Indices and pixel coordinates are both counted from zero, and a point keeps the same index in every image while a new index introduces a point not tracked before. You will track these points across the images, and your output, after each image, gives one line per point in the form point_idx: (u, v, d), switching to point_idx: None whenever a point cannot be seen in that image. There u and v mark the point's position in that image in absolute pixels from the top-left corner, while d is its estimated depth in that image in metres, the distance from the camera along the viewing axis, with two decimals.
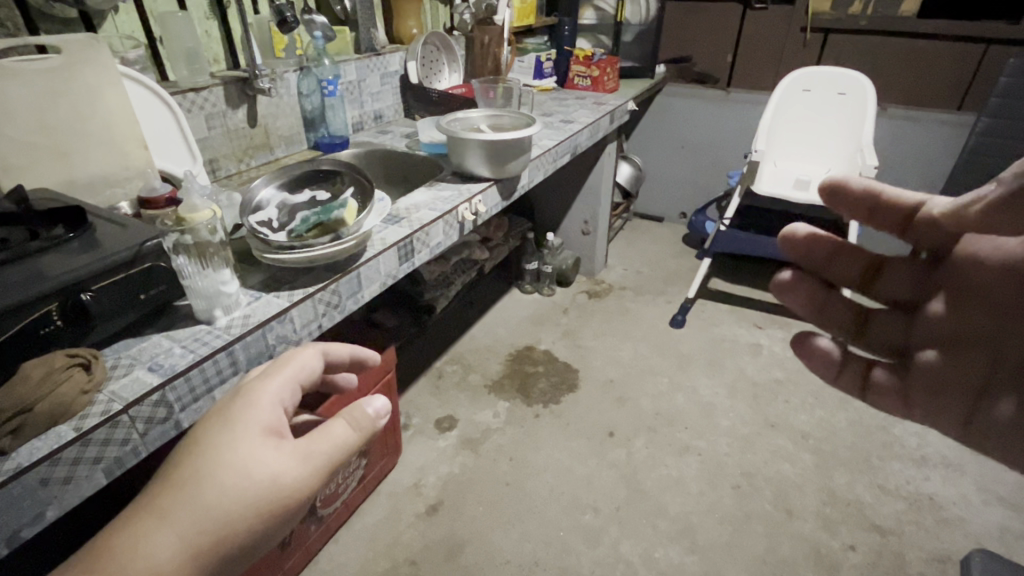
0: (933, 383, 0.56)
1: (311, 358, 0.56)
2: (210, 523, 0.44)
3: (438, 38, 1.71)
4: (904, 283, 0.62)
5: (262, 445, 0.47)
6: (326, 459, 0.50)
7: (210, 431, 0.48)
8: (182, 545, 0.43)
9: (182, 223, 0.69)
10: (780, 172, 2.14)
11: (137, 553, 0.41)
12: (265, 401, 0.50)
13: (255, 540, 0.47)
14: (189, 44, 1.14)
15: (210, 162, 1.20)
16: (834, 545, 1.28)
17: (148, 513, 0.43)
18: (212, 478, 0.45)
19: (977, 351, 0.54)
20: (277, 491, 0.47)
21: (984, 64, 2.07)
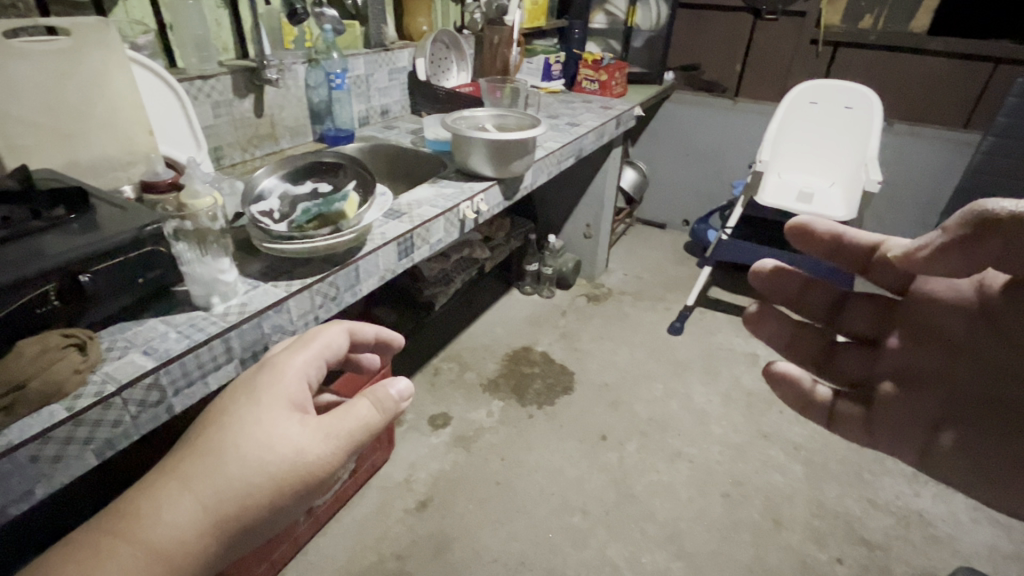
0: (893, 414, 0.51)
1: (339, 335, 0.59)
2: (234, 491, 0.46)
3: (448, 36, 1.72)
4: (869, 318, 0.58)
5: (287, 419, 0.50)
6: (350, 437, 0.52)
7: (237, 405, 0.50)
8: (206, 509, 0.45)
9: (184, 209, 0.71)
10: (784, 183, 2.14)
11: (165, 513, 0.44)
12: (292, 376, 0.53)
13: (278, 509, 0.49)
14: (199, 31, 1.15)
15: (215, 150, 1.20)
16: (821, 557, 1.28)
17: (177, 475, 0.46)
18: (235, 450, 0.47)
19: (933, 387, 0.50)
20: (300, 464, 0.49)
21: (992, 83, 2.07)
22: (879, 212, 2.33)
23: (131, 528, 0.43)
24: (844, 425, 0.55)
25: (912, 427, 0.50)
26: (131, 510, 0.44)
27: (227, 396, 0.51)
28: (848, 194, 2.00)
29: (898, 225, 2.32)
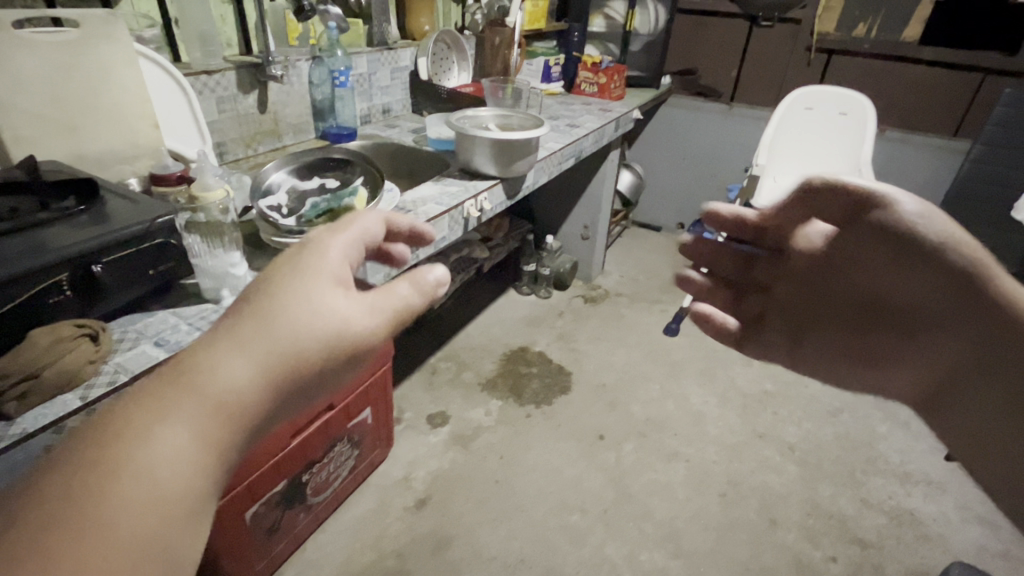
0: (783, 336, 0.65)
1: (377, 221, 0.49)
2: (290, 353, 0.37)
3: (450, 36, 1.73)
4: (761, 272, 0.70)
5: (337, 288, 0.40)
6: (393, 315, 0.44)
7: (282, 271, 0.40)
8: (261, 373, 0.35)
9: (195, 202, 0.72)
10: (779, 187, 2.17)
11: (214, 374, 0.34)
12: (338, 249, 0.43)
13: (323, 386, 0.40)
14: (205, 27, 1.15)
15: (218, 145, 1.20)
16: (815, 555, 1.30)
17: (221, 335, 0.35)
18: (285, 313, 0.37)
19: (829, 323, 0.62)
20: (351, 337, 0.40)
21: (981, 93, 2.11)
22: None
23: (176, 395, 0.32)
24: (764, 352, 0.66)
25: (801, 347, 0.63)
26: (169, 374, 0.33)
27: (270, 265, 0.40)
28: None
29: None
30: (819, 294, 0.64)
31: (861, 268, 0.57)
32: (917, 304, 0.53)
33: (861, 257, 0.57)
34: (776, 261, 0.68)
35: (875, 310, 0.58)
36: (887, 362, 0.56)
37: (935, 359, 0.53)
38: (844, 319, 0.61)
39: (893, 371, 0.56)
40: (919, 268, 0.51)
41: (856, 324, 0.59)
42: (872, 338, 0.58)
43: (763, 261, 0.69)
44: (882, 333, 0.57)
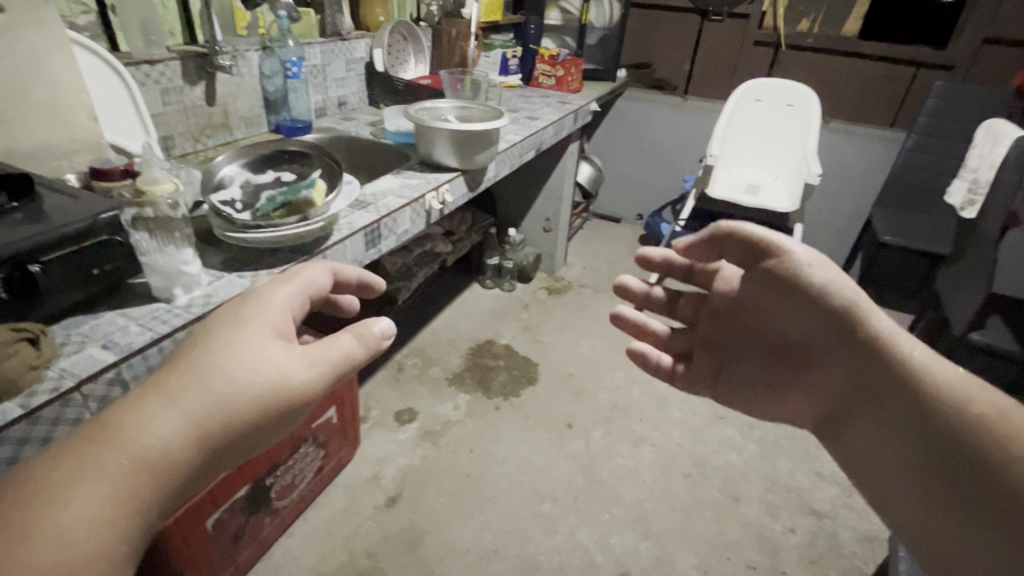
0: (708, 373, 0.77)
1: (322, 273, 0.61)
2: (219, 408, 0.43)
3: (405, 28, 1.70)
4: (691, 310, 0.82)
5: (271, 344, 0.48)
6: (334, 366, 0.52)
7: (222, 327, 0.48)
8: (188, 425, 0.41)
9: (141, 196, 0.67)
10: (732, 177, 2.24)
11: (143, 428, 0.39)
12: (276, 303, 0.52)
13: (245, 444, 0.46)
14: (147, 14, 1.10)
15: (164, 140, 1.15)
16: (776, 528, 1.36)
17: (153, 393, 0.42)
18: (220, 368, 0.45)
19: (740, 355, 0.73)
20: (284, 389, 0.47)
21: (915, 86, 2.23)
22: (818, 206, 2.48)
23: (102, 448, 0.38)
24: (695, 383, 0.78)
25: (723, 384, 0.75)
26: (101, 429, 0.39)
27: (209, 320, 0.49)
28: (792, 187, 2.12)
29: (834, 218, 2.47)
30: (733, 329, 0.75)
31: (767, 309, 0.69)
32: (810, 341, 0.64)
33: (767, 301, 0.69)
34: (699, 300, 0.81)
35: (778, 347, 0.69)
36: (789, 390, 0.66)
37: (825, 387, 0.62)
38: (753, 354, 0.72)
39: (796, 398, 0.66)
40: (808, 306, 0.63)
41: (765, 358, 0.70)
42: (777, 371, 0.68)
43: (691, 298, 0.82)
44: (787, 368, 0.67)
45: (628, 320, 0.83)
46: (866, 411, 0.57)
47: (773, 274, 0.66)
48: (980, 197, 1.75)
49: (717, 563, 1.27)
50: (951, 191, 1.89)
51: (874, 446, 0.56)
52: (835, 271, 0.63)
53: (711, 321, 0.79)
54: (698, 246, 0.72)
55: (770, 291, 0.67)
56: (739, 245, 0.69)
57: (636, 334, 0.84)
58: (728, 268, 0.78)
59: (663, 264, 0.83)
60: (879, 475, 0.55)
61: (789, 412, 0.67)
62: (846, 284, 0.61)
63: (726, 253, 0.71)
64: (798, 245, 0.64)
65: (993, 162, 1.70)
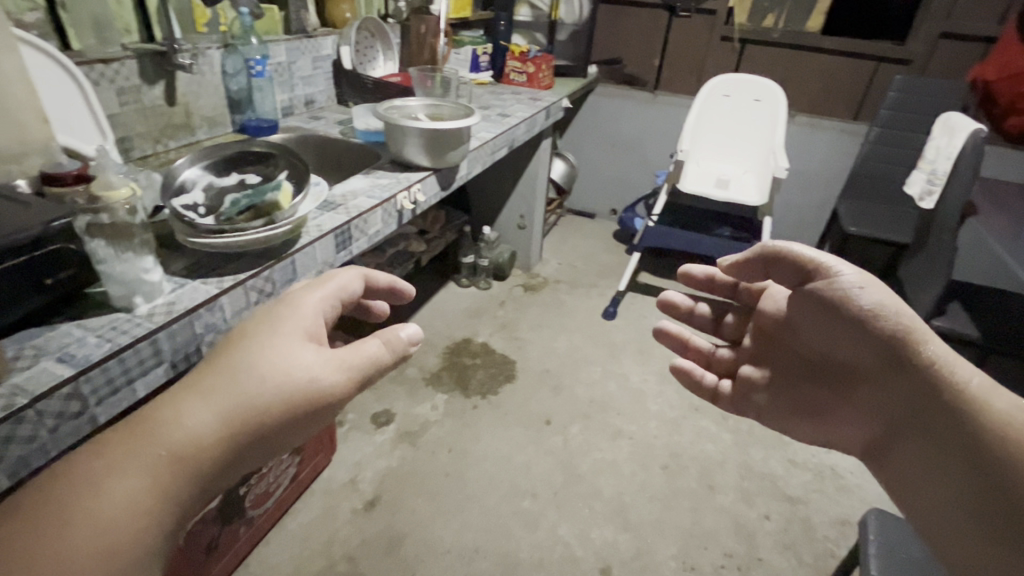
0: (752, 391, 0.79)
1: (353, 278, 0.63)
2: (248, 408, 0.46)
3: (373, 24, 1.67)
4: (738, 330, 0.87)
5: (302, 345, 0.51)
6: (360, 370, 0.53)
7: (257, 330, 0.50)
8: (220, 423, 0.45)
9: (97, 202, 0.64)
10: (703, 171, 2.28)
11: (177, 425, 0.43)
12: (308, 310, 0.55)
13: (276, 441, 0.49)
14: (99, 10, 1.07)
15: (122, 142, 1.11)
16: (751, 515, 1.39)
17: (190, 392, 0.45)
18: (254, 367, 0.47)
19: (786, 371, 0.75)
20: (314, 391, 0.49)
21: (876, 79, 2.30)
22: (786, 198, 2.53)
23: (139, 443, 0.42)
24: (739, 401, 0.80)
25: (770, 399, 0.76)
26: (141, 424, 0.43)
27: (249, 320, 0.52)
28: (760, 180, 2.16)
29: (802, 210, 2.53)
30: (780, 350, 0.77)
31: (816, 330, 0.70)
32: (861, 361, 0.65)
33: (814, 322, 0.70)
34: (746, 317, 0.87)
35: (826, 367, 0.70)
36: (838, 412, 0.67)
37: (875, 410, 0.62)
38: (802, 374, 0.73)
39: (844, 421, 0.66)
40: (855, 327, 0.64)
41: (815, 380, 0.71)
42: (826, 393, 0.69)
43: (739, 320, 0.87)
44: (836, 387, 0.68)
45: (673, 336, 0.88)
46: (915, 435, 0.57)
47: (823, 296, 0.67)
48: (938, 187, 1.80)
49: (695, 552, 1.29)
50: (911, 181, 1.94)
51: (920, 469, 0.56)
52: (889, 293, 0.64)
53: (757, 340, 0.82)
54: (744, 262, 0.74)
55: (816, 313, 0.69)
56: (788, 266, 0.72)
57: (681, 349, 0.88)
58: (774, 287, 0.82)
59: (707, 280, 0.89)
60: (913, 477, 0.57)
61: (837, 437, 0.68)
62: (899, 306, 0.62)
63: (767, 271, 0.74)
64: (848, 268, 0.66)
65: (951, 153, 1.74)
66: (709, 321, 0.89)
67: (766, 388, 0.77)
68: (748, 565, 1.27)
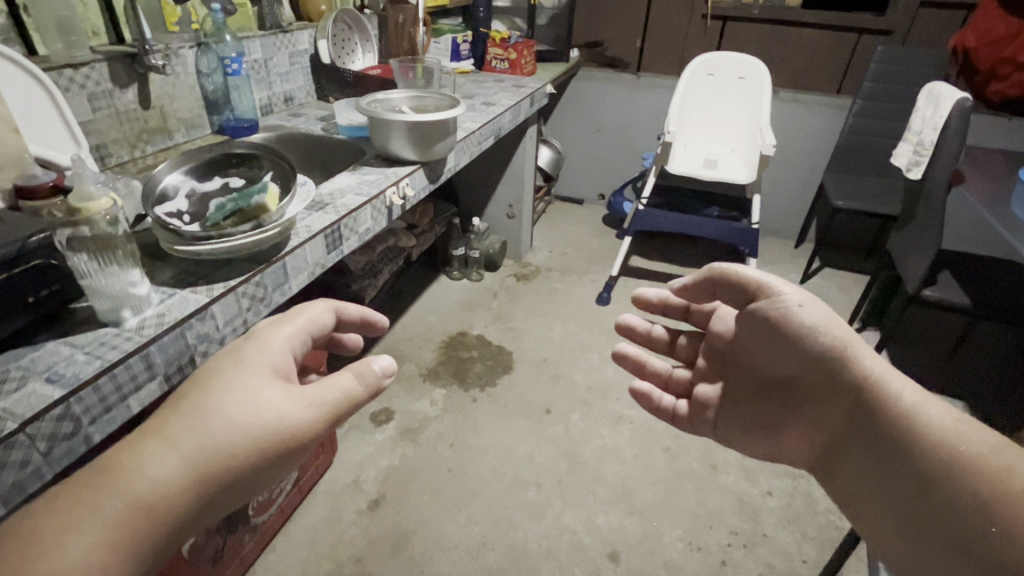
0: (706, 411, 0.78)
1: (325, 312, 0.61)
2: (214, 453, 0.46)
3: (350, 16, 1.63)
4: (695, 350, 0.86)
5: (271, 385, 0.51)
6: (334, 409, 0.53)
7: (224, 370, 0.51)
8: (186, 469, 0.45)
9: (76, 215, 0.60)
10: (690, 151, 2.26)
11: (140, 474, 0.43)
12: (276, 345, 0.54)
13: (242, 485, 0.49)
14: (64, 13, 1.00)
15: (97, 149, 1.07)
16: (754, 492, 1.40)
17: (156, 436, 0.45)
18: (224, 410, 0.48)
19: (736, 390, 0.75)
20: (282, 432, 0.49)
21: (858, 52, 2.29)
22: (773, 176, 2.53)
23: (103, 492, 0.41)
24: (696, 421, 0.80)
25: (721, 415, 0.76)
26: (99, 472, 0.42)
27: (216, 359, 0.52)
28: (747, 158, 2.16)
29: (789, 187, 2.53)
30: (733, 369, 0.77)
31: (762, 351, 0.71)
32: (804, 379, 0.66)
33: (762, 342, 0.70)
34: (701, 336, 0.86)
35: (773, 387, 0.70)
36: (786, 429, 0.68)
37: (818, 425, 0.64)
38: (751, 393, 0.73)
39: (791, 439, 0.68)
40: (797, 346, 0.65)
41: (763, 398, 0.71)
42: (772, 411, 0.70)
43: (693, 340, 0.86)
44: (785, 407, 0.68)
45: (629, 357, 0.86)
46: (859, 447, 0.59)
47: (765, 315, 0.68)
48: (924, 158, 1.80)
49: (701, 533, 1.30)
50: (898, 153, 1.95)
51: (866, 483, 0.58)
52: (828, 311, 0.65)
53: (712, 360, 0.82)
54: (693, 285, 0.76)
55: (762, 331, 0.69)
56: (732, 285, 0.73)
57: (639, 371, 0.87)
58: (724, 309, 0.83)
59: (661, 303, 0.85)
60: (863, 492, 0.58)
61: (786, 451, 0.69)
62: (834, 322, 0.64)
63: (712, 292, 0.76)
64: (789, 288, 0.67)
65: (936, 123, 1.74)
66: (665, 343, 0.88)
67: (717, 408, 0.77)
68: (754, 542, 1.28)
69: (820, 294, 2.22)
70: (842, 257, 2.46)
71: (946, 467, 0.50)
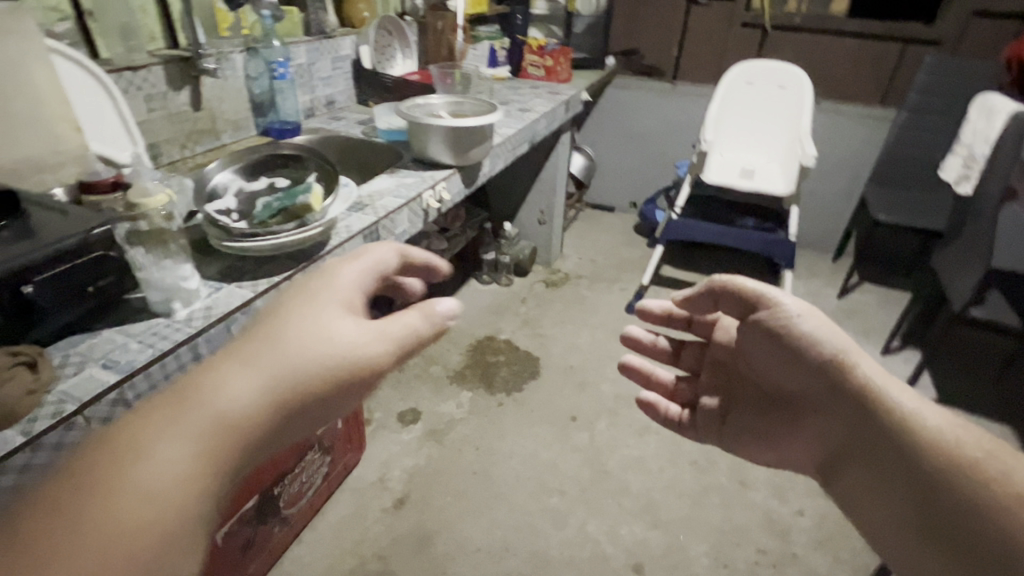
0: (709, 420, 0.78)
1: (391, 251, 0.55)
2: (291, 377, 0.40)
3: (391, 23, 1.67)
4: (697, 360, 0.86)
5: (343, 314, 0.45)
6: (398, 342, 0.48)
7: (294, 297, 0.45)
8: (260, 394, 0.38)
9: (134, 209, 0.65)
10: (726, 161, 2.23)
11: (216, 396, 0.36)
12: (346, 277, 0.49)
13: (314, 419, 0.42)
14: (126, 19, 1.08)
15: (151, 148, 1.12)
16: (784, 511, 1.36)
17: (227, 361, 0.39)
18: (295, 335, 0.41)
19: (740, 401, 0.74)
20: (355, 361, 0.44)
21: (905, 62, 2.23)
22: (812, 188, 2.46)
23: (177, 415, 0.35)
24: (699, 430, 0.79)
25: (722, 426, 0.76)
26: (173, 394, 0.36)
27: (283, 290, 0.46)
28: (786, 170, 2.12)
29: (828, 200, 2.47)
30: (735, 380, 0.78)
31: (764, 360, 0.69)
32: (806, 391, 0.62)
33: (763, 353, 0.69)
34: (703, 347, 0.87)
35: (777, 398, 0.68)
36: (785, 439, 0.65)
37: (814, 434, 0.60)
38: (754, 404, 0.72)
39: (790, 449, 0.65)
40: (800, 356, 0.62)
41: (762, 411, 0.70)
42: (772, 421, 0.67)
43: (693, 349, 0.87)
44: (785, 419, 0.65)
45: (634, 369, 0.85)
46: (866, 460, 0.53)
47: (765, 326, 0.67)
48: (974, 172, 1.74)
49: (728, 549, 1.27)
50: (945, 166, 1.90)
51: (861, 491, 0.53)
52: (826, 322, 0.63)
53: (714, 370, 0.82)
54: (695, 298, 0.76)
55: (761, 346, 0.68)
56: (735, 298, 0.72)
57: (644, 383, 0.86)
58: (726, 318, 0.82)
59: (664, 315, 0.85)
60: (861, 501, 0.53)
61: (786, 459, 0.65)
62: (835, 334, 0.61)
63: (713, 304, 0.75)
64: (789, 297, 0.65)
65: (988, 136, 1.69)
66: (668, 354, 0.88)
67: (721, 418, 0.76)
68: (782, 562, 1.25)
69: (858, 311, 2.16)
70: (883, 272, 2.38)
71: (944, 470, 0.46)
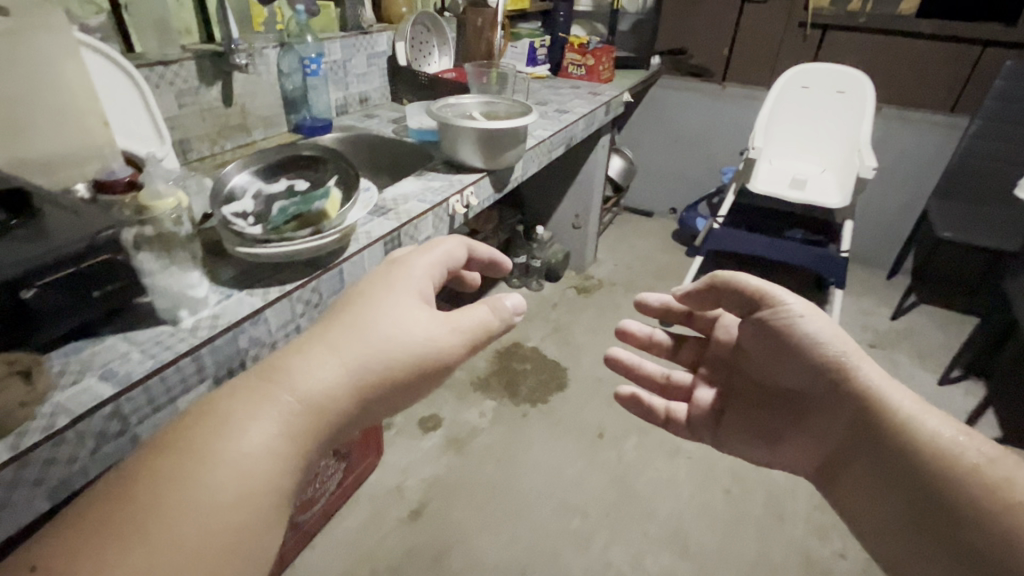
0: (704, 414, 0.80)
1: (458, 247, 0.67)
2: (377, 362, 0.52)
3: (429, 18, 1.63)
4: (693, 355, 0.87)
5: (418, 306, 0.57)
6: (471, 333, 0.59)
7: (376, 289, 0.57)
8: (348, 374, 0.50)
9: (144, 213, 0.64)
10: (776, 169, 2.11)
11: (311, 374, 0.48)
12: (419, 273, 0.61)
13: (399, 396, 0.55)
14: (161, 13, 1.06)
15: (181, 143, 1.11)
16: (825, 551, 1.27)
17: (323, 346, 0.51)
18: (378, 325, 0.53)
19: (737, 397, 0.77)
20: (433, 348, 0.55)
21: (981, 65, 2.05)
22: (869, 200, 2.31)
23: (277, 390, 0.47)
24: (696, 425, 0.81)
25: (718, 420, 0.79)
26: (275, 374, 0.48)
27: (366, 281, 0.59)
28: (841, 180, 1.98)
29: (886, 213, 2.30)
30: (734, 376, 0.79)
31: (766, 359, 0.73)
32: (808, 393, 0.67)
33: (766, 352, 0.72)
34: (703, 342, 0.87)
35: (779, 398, 0.72)
36: (785, 438, 0.70)
37: (818, 434, 0.66)
38: (753, 401, 0.75)
39: (790, 447, 0.69)
40: (803, 356, 0.66)
41: (763, 406, 0.73)
42: (772, 419, 0.72)
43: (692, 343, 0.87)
44: (788, 418, 0.70)
45: (620, 361, 0.87)
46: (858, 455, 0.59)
47: (767, 324, 0.71)
48: None
49: None
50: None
51: (863, 489, 0.59)
52: (830, 323, 0.67)
53: (714, 366, 0.83)
54: (696, 293, 0.78)
55: (767, 341, 0.71)
56: (737, 294, 0.74)
57: (637, 378, 0.88)
58: (727, 316, 0.83)
59: (662, 308, 0.85)
60: (863, 499, 0.59)
61: (786, 459, 0.70)
62: (843, 337, 0.65)
63: (714, 299, 0.77)
64: (792, 298, 0.68)
65: None
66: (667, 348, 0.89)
67: (717, 415, 0.79)
68: None
69: (914, 334, 2.01)
70: (941, 291, 2.22)
71: (938, 473, 0.51)
